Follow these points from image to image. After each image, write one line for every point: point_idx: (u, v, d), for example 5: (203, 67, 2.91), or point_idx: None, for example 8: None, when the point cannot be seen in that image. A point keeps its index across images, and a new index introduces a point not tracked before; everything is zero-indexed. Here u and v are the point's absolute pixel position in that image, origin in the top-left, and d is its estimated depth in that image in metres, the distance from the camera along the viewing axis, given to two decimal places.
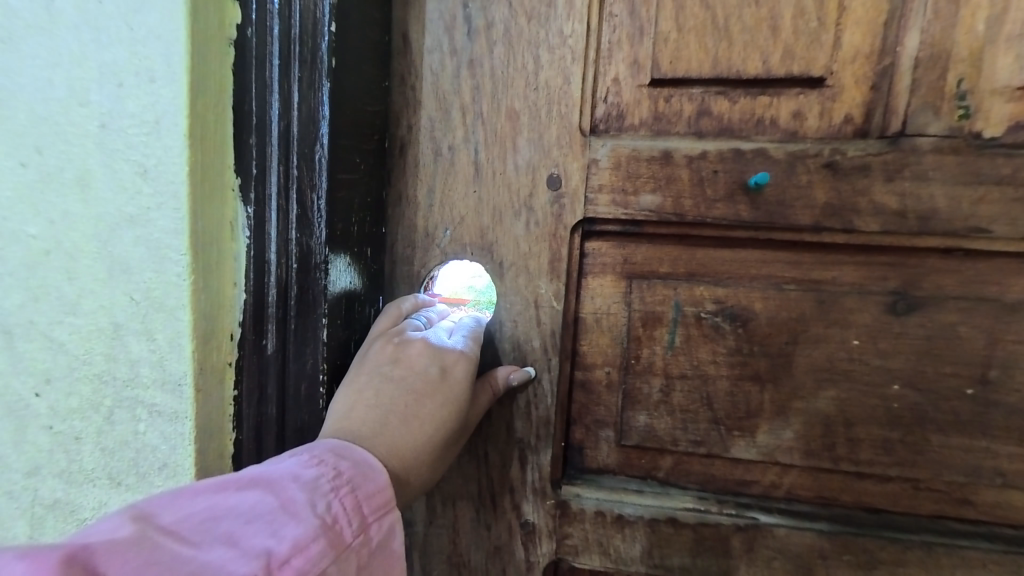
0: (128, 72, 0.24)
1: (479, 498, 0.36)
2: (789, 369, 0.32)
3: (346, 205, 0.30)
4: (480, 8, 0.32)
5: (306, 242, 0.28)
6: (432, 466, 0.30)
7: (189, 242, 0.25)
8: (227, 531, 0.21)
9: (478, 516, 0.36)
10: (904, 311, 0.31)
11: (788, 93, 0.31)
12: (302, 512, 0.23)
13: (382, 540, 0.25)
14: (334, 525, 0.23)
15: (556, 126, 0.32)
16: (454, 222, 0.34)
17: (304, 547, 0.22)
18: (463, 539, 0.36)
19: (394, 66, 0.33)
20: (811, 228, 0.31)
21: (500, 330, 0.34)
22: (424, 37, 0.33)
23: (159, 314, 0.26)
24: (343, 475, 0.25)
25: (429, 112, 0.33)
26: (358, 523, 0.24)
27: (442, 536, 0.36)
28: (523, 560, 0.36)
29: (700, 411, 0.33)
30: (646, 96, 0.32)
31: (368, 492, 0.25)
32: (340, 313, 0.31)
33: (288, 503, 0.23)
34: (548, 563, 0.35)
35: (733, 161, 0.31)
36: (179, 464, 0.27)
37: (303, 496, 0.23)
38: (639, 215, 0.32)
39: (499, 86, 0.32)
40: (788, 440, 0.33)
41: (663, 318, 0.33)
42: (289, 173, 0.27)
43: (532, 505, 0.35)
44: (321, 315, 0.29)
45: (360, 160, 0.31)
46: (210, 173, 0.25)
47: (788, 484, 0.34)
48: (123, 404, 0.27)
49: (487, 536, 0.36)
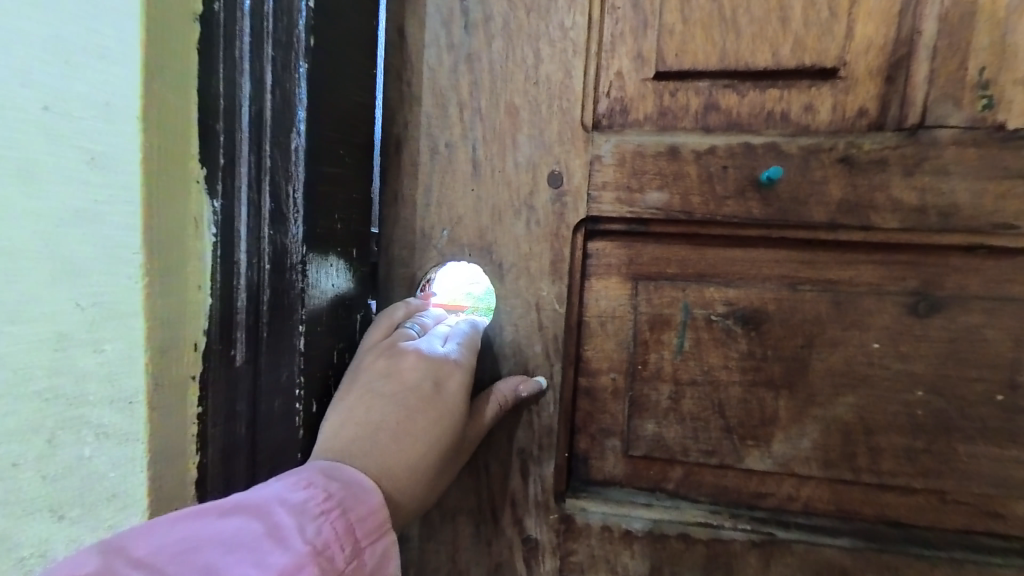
0: (80, 48, 0.22)
1: (479, 513, 0.34)
2: (805, 374, 0.30)
3: (328, 202, 0.29)
4: (478, 2, 0.31)
5: (282, 240, 0.27)
6: (428, 483, 0.28)
7: (144, 241, 0.22)
8: (205, 563, 0.20)
9: (478, 532, 0.34)
10: (925, 312, 0.29)
11: (799, 85, 0.30)
12: (290, 537, 0.21)
13: (376, 566, 0.23)
14: (325, 551, 0.22)
15: (557, 122, 0.31)
16: (452, 222, 0.32)
17: None
18: (463, 556, 0.34)
19: (390, 62, 0.32)
20: (826, 226, 0.29)
21: (500, 334, 0.33)
22: (421, 33, 0.32)
23: (110, 323, 0.23)
24: (334, 497, 0.23)
25: (426, 109, 0.32)
26: (350, 549, 0.23)
27: (441, 553, 0.34)
28: None
29: (712, 418, 0.32)
30: (651, 91, 0.31)
31: (361, 514, 0.24)
32: (321, 319, 0.30)
33: (274, 529, 0.21)
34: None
35: (743, 156, 0.30)
36: (129, 495, 0.24)
37: (290, 520, 0.22)
38: (645, 213, 0.31)
39: (498, 81, 0.31)
40: (806, 450, 0.31)
41: (671, 322, 0.32)
42: (263, 164, 0.25)
43: (535, 520, 0.33)
44: (300, 321, 0.29)
45: (346, 155, 0.30)
46: (170, 161, 0.22)
47: (805, 496, 0.32)
48: (68, 425, 0.24)
49: (488, 553, 0.34)
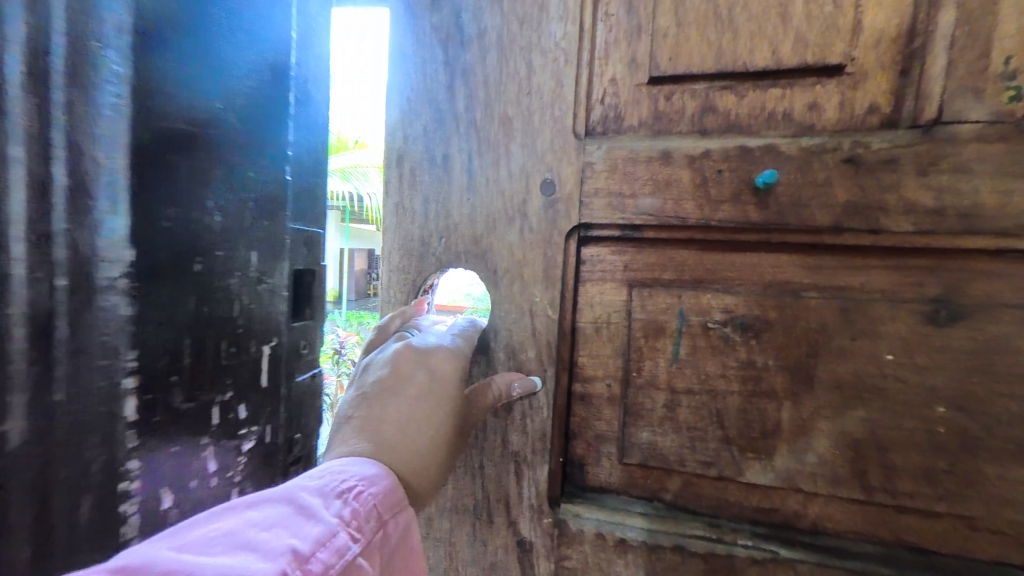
0: None
1: (475, 513, 0.35)
2: (809, 385, 0.29)
3: (186, 180, 0.20)
4: (472, 18, 0.32)
5: (140, 225, 0.19)
6: (435, 470, 0.29)
7: None
8: (243, 541, 0.19)
9: (474, 532, 0.35)
10: (947, 321, 0.27)
11: (803, 83, 0.29)
12: (319, 511, 0.22)
13: (399, 534, 0.25)
14: (353, 523, 0.23)
15: (549, 130, 0.31)
16: (448, 231, 0.33)
17: (328, 541, 0.21)
18: (459, 555, 0.35)
19: (392, 79, 0.34)
20: (830, 229, 0.28)
21: (495, 338, 0.33)
22: (418, 48, 0.33)
23: None
24: (352, 480, 0.24)
25: (424, 122, 0.33)
26: (376, 520, 0.24)
27: (439, 550, 0.35)
28: None
29: (709, 429, 0.31)
30: (645, 96, 0.31)
31: (381, 492, 0.25)
32: (182, 351, 0.21)
33: (303, 507, 0.22)
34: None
35: (739, 160, 0.29)
36: None
37: (317, 499, 0.23)
38: (637, 219, 0.31)
39: (492, 92, 0.32)
40: (812, 465, 0.29)
41: (666, 328, 0.31)
42: (117, 111, 0.18)
43: (528, 523, 0.34)
44: (136, 358, 0.19)
45: (257, 125, 0.24)
46: None
47: (812, 514, 0.30)
48: None
49: (484, 552, 0.35)
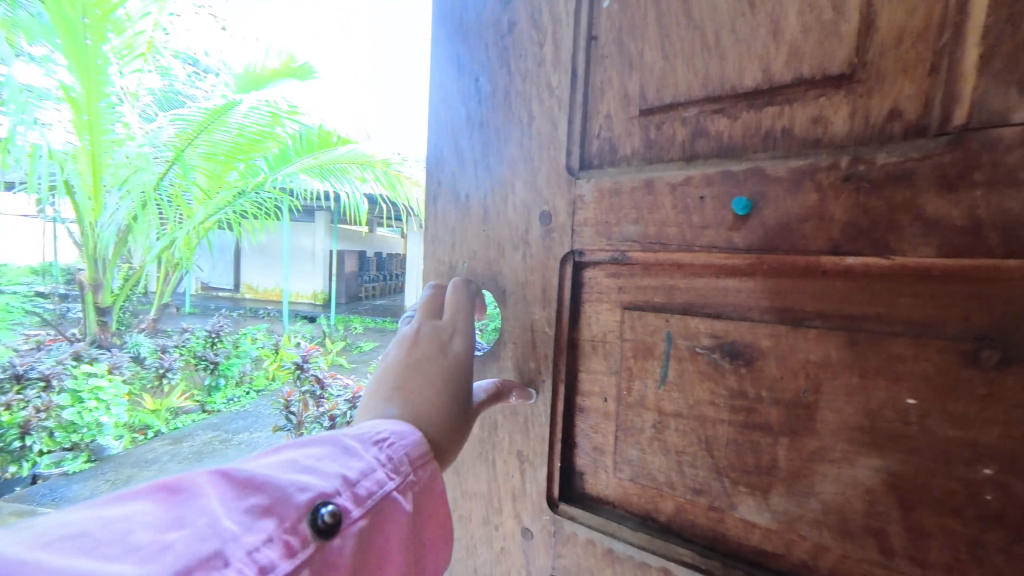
0: None
1: (489, 499, 0.40)
2: (810, 422, 0.27)
3: None
4: (487, 80, 0.38)
5: None
6: (450, 436, 0.31)
7: None
8: (299, 467, 0.24)
9: (487, 515, 0.40)
10: (996, 366, 0.22)
11: (803, 97, 0.27)
12: (361, 451, 0.26)
13: (426, 484, 0.28)
14: (390, 462, 0.26)
15: (546, 167, 0.36)
16: (468, 257, 0.40)
17: (370, 475, 0.25)
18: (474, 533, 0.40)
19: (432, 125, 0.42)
20: (829, 253, 0.26)
21: (503, 348, 0.38)
22: (447, 111, 0.41)
23: None
24: (387, 431, 0.28)
25: (451, 168, 0.41)
26: (408, 464, 0.27)
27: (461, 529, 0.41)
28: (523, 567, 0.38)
29: (699, 456, 0.30)
30: (636, 128, 0.33)
31: (409, 442, 0.28)
32: None
33: (349, 447, 0.26)
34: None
35: (722, 184, 0.29)
36: None
37: (360, 441, 0.26)
38: (623, 245, 0.33)
39: (500, 138, 0.38)
40: (815, 511, 0.27)
41: (654, 350, 0.32)
42: None
43: (530, 517, 0.37)
44: None
45: None
46: None
47: (824, 568, 0.27)
48: None
49: (494, 535, 0.39)
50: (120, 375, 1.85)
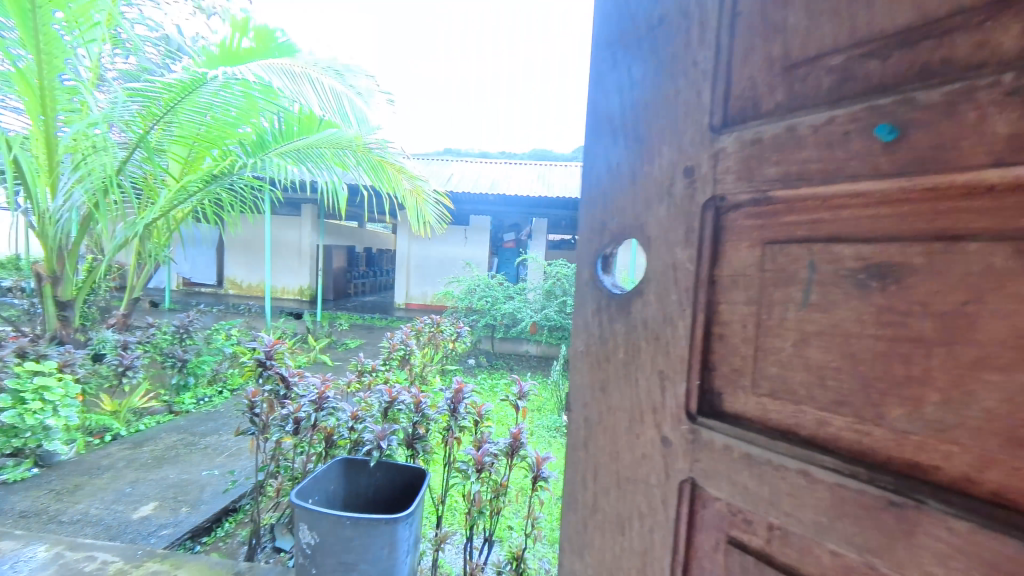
0: None
1: (631, 417, 0.45)
2: (971, 330, 0.28)
3: None
4: (637, 60, 0.46)
5: None
6: None
7: None
8: None
9: (630, 427, 0.45)
10: None
11: (969, 24, 0.28)
12: None
13: None
14: None
15: (690, 127, 0.41)
16: (615, 210, 0.47)
17: None
18: (619, 445, 0.46)
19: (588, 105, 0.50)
20: (993, 168, 0.27)
21: (644, 286, 0.44)
22: (600, 90, 0.49)
23: None
24: None
25: (603, 138, 0.48)
26: None
27: (601, 437, 0.48)
28: (663, 473, 0.43)
29: (843, 369, 0.34)
30: (779, 85, 0.37)
31: None
32: None
33: None
34: (681, 482, 0.42)
35: (866, 119, 0.32)
36: None
37: None
38: (767, 185, 0.38)
39: (647, 106, 0.44)
40: (977, 419, 0.28)
41: (797, 276, 0.36)
42: None
43: (670, 427, 0.43)
44: None
45: None
46: None
47: (993, 482, 0.28)
48: None
49: (635, 447, 0.45)
50: (68, 372, 2.81)
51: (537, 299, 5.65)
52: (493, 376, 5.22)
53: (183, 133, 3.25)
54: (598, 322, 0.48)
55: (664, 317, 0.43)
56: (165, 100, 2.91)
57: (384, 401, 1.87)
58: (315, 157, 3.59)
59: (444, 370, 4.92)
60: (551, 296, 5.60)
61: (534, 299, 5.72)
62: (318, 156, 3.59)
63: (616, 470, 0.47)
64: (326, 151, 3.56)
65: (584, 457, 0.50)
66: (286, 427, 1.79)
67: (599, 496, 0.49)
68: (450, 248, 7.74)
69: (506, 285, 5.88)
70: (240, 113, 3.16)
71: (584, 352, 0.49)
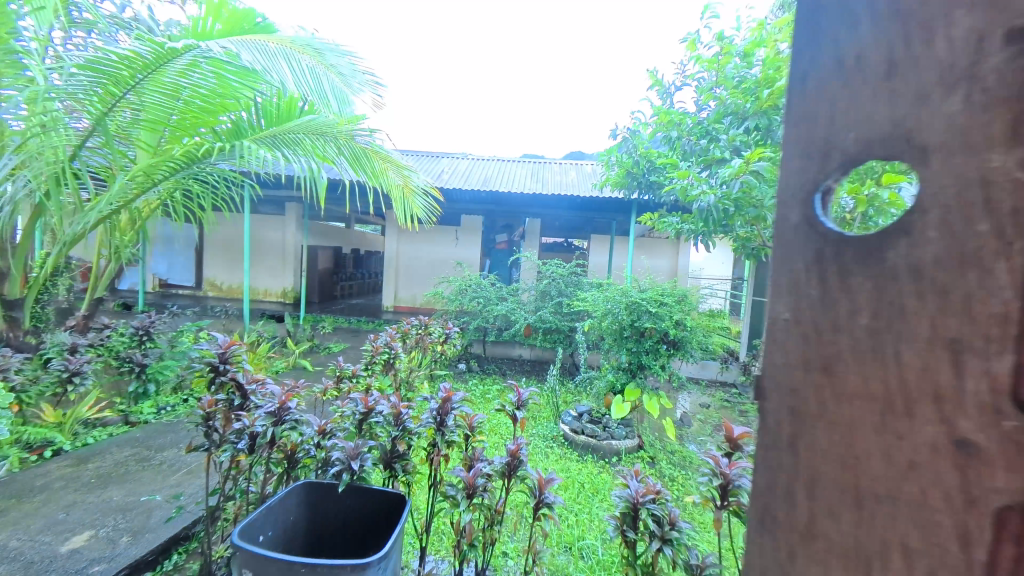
0: None
1: (879, 410, 0.31)
2: None
3: None
4: None
5: None
6: None
7: None
8: None
9: (882, 426, 0.31)
10: None
11: None
12: None
13: None
14: None
15: None
16: (859, 119, 0.33)
17: None
18: (860, 440, 0.32)
19: (797, 9, 0.39)
20: None
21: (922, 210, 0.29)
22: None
23: None
24: None
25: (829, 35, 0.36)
26: None
27: (822, 434, 0.34)
28: (955, 501, 0.27)
29: None
30: None
31: None
32: None
33: None
34: (996, 528, 0.26)
35: None
36: None
37: None
38: None
39: None
40: None
41: None
42: None
43: (973, 426, 0.27)
44: None
45: None
46: None
47: None
48: None
49: (891, 457, 0.30)
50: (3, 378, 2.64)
51: (531, 301, 5.45)
52: (484, 382, 4.97)
53: (144, 115, 2.95)
54: (806, 273, 0.35)
55: (950, 267, 0.28)
56: (126, 75, 2.63)
57: (359, 412, 1.64)
58: (293, 144, 3.36)
59: (434, 374, 4.66)
60: (544, 298, 5.40)
61: (527, 301, 5.51)
62: (297, 143, 3.37)
63: (848, 474, 0.32)
64: (306, 140, 3.35)
65: (793, 464, 0.36)
66: (239, 444, 1.54)
67: (821, 517, 0.34)
68: (439, 248, 7.50)
69: (498, 286, 5.66)
70: (212, 96, 2.92)
71: (789, 324, 0.36)
